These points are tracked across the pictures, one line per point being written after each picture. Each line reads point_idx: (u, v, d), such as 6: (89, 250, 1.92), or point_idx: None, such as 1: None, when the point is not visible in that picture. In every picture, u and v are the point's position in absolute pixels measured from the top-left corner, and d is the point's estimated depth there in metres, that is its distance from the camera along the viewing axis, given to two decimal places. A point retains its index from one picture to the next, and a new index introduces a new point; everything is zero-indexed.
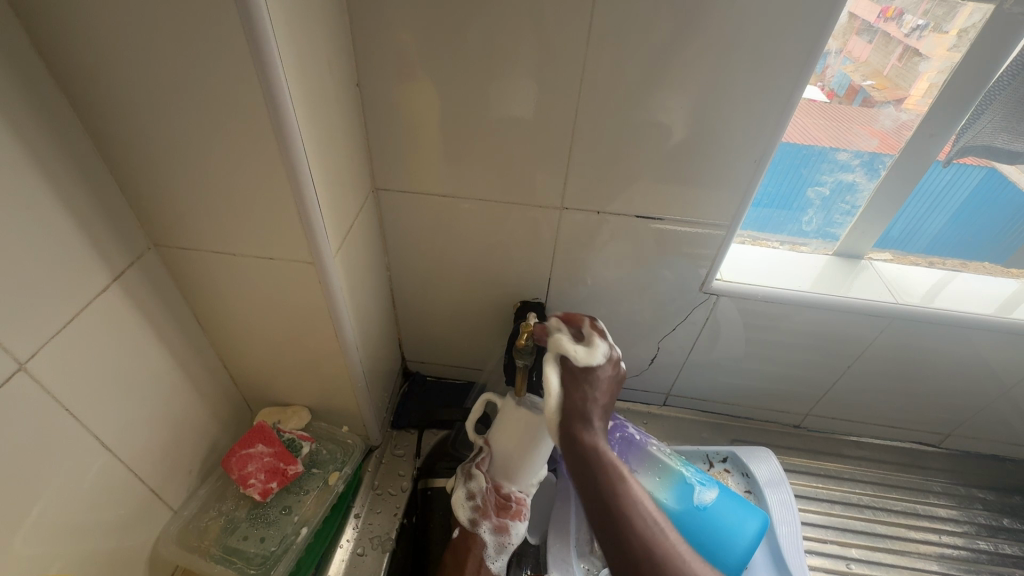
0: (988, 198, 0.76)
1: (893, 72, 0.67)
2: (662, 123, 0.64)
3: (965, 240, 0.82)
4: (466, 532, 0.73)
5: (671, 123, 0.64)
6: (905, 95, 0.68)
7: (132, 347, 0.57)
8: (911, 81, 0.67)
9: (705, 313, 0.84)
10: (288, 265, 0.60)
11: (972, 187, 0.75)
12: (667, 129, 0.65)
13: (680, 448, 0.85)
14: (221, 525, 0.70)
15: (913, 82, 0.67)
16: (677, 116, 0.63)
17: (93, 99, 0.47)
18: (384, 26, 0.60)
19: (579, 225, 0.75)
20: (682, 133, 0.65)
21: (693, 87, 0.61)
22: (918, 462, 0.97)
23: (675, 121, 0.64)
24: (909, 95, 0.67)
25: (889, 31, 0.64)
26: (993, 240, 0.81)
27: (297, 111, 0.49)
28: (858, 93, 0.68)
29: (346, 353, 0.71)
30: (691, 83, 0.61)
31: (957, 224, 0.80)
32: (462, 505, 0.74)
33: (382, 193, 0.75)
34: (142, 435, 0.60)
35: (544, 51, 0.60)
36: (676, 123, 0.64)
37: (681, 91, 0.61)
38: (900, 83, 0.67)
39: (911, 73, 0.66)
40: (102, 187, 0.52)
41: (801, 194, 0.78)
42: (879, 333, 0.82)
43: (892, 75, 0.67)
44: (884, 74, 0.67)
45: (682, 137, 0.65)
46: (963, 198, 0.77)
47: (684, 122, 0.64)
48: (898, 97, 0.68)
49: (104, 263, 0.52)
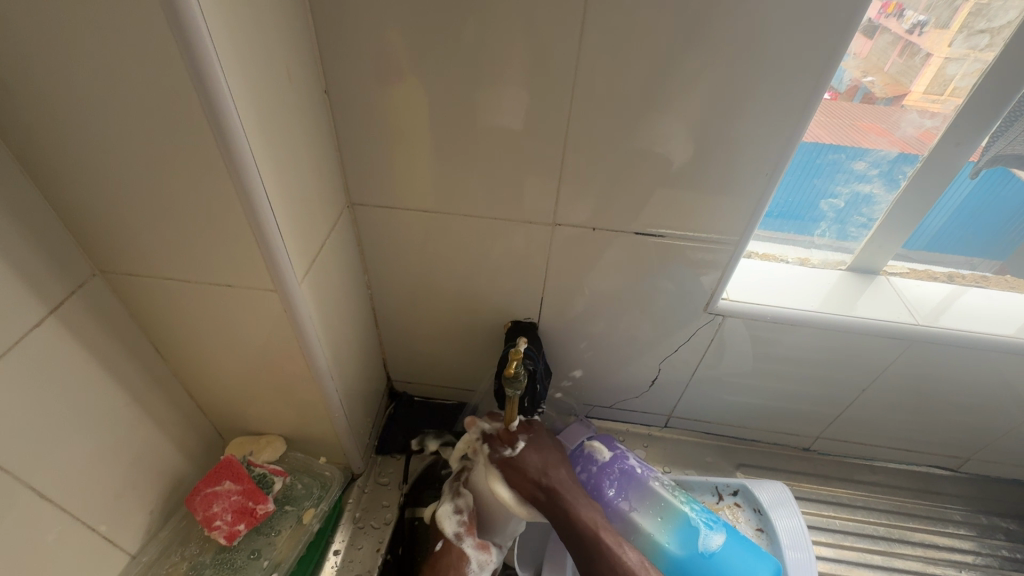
0: (992, 197, 0.70)
1: (893, 68, 0.62)
2: (659, 153, 0.60)
3: (965, 237, 0.76)
4: (448, 544, 0.72)
5: (670, 154, 0.60)
6: (906, 92, 0.63)
7: (76, 386, 0.52)
8: (912, 76, 0.62)
9: (709, 334, 0.79)
10: (250, 293, 0.55)
11: (972, 187, 0.70)
12: (667, 159, 0.61)
13: (686, 479, 0.82)
14: (185, 570, 0.66)
15: (914, 78, 0.62)
16: (677, 146, 0.60)
17: (15, 114, 0.42)
18: (352, 28, 0.54)
19: (573, 243, 0.70)
20: (684, 161, 0.61)
21: (693, 114, 0.57)
22: (934, 488, 0.92)
23: (674, 151, 0.60)
24: (909, 92, 0.63)
25: (890, 27, 0.59)
26: (994, 238, 0.75)
27: (246, 124, 0.43)
28: (857, 91, 0.63)
29: (321, 383, 0.66)
30: (691, 109, 0.56)
31: (958, 223, 0.74)
32: (448, 518, 0.74)
33: (359, 208, 0.70)
34: (92, 480, 0.55)
35: (529, 56, 0.54)
36: (676, 153, 0.60)
37: (682, 117, 0.57)
38: (900, 79, 0.63)
39: (913, 70, 0.62)
40: (33, 211, 0.46)
41: (814, 206, 0.73)
42: (902, 354, 0.76)
43: (892, 72, 0.62)
44: (884, 71, 0.62)
45: (683, 166, 0.61)
46: (963, 198, 0.71)
47: (686, 151, 0.60)
48: (897, 93, 0.63)
49: (39, 297, 0.47)
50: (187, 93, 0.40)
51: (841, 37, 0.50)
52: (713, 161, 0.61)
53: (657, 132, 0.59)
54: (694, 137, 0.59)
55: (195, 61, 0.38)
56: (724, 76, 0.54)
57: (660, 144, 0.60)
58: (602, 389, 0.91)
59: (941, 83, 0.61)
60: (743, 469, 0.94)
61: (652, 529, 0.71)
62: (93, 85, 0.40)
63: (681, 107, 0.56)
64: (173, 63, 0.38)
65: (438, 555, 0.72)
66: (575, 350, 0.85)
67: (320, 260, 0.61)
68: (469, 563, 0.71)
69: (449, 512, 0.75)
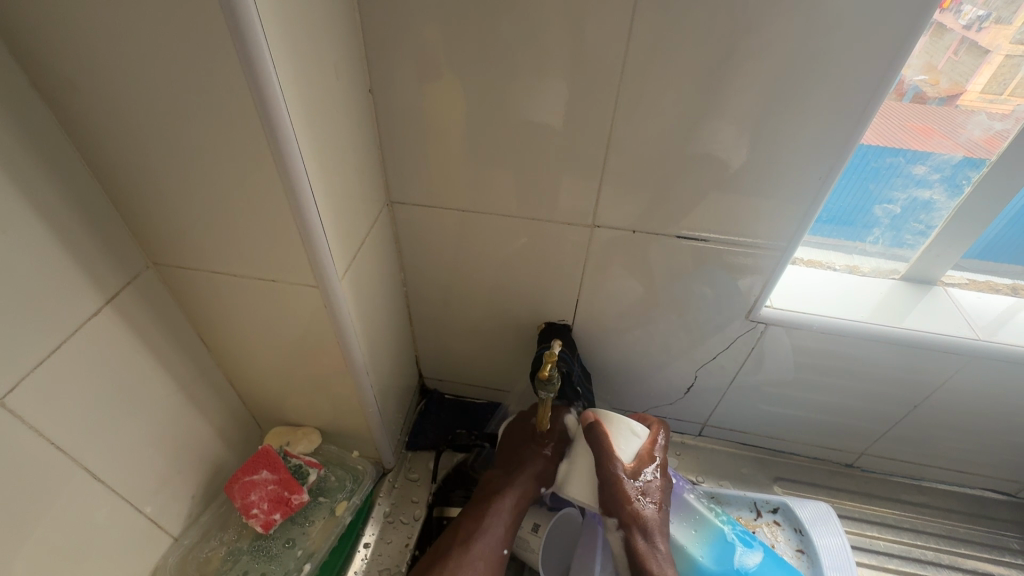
0: None
1: (948, 66, 0.58)
2: (721, 158, 0.59)
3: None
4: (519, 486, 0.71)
5: (731, 158, 0.58)
6: (962, 91, 0.59)
7: (129, 371, 0.54)
8: (969, 74, 0.58)
9: (750, 342, 0.77)
10: (293, 288, 0.56)
11: None
12: (727, 164, 0.59)
13: (724, 492, 0.81)
14: (222, 556, 0.68)
15: (971, 76, 0.58)
16: (737, 151, 0.58)
17: (82, 112, 0.44)
18: (398, 27, 0.54)
19: (611, 244, 0.69)
20: (743, 167, 0.59)
21: (752, 119, 0.55)
22: (988, 512, 0.87)
23: (734, 156, 0.58)
24: (965, 92, 0.59)
25: (948, 23, 0.54)
26: None
27: (295, 123, 0.44)
28: (908, 91, 0.59)
29: (357, 378, 0.67)
30: (754, 112, 0.54)
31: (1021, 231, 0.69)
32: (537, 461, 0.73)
33: (398, 207, 0.71)
34: (141, 462, 0.58)
35: (574, 52, 0.53)
36: (737, 157, 0.58)
37: (742, 123, 0.55)
38: (957, 79, 0.59)
39: (972, 67, 0.58)
40: (92, 204, 0.48)
41: (867, 211, 0.69)
42: (962, 368, 0.72)
43: (948, 71, 0.58)
44: (938, 69, 0.58)
45: (741, 172, 0.59)
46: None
47: (745, 156, 0.58)
48: (953, 94, 0.59)
49: (94, 287, 0.49)
50: (240, 92, 0.41)
51: (911, 29, 0.47)
52: (771, 168, 0.58)
53: (704, 133, 0.57)
54: (756, 142, 0.57)
55: (249, 60, 0.39)
56: (773, 82, 0.52)
57: (704, 143, 0.58)
58: (635, 394, 0.89)
59: (1000, 81, 0.58)
60: (781, 482, 0.90)
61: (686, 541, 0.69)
62: (152, 84, 0.41)
63: (740, 111, 0.55)
64: (228, 63, 0.39)
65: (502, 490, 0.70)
66: (608, 353, 0.83)
67: (359, 257, 0.62)
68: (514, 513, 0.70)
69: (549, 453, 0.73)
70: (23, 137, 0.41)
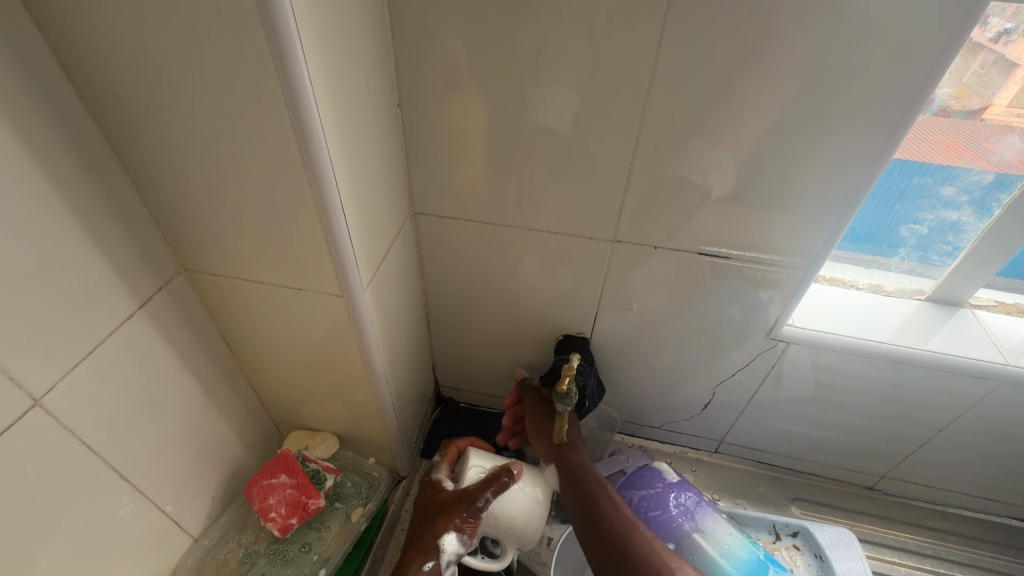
0: None
1: (973, 80, 0.56)
2: (710, 182, 0.60)
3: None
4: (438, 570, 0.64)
5: (710, 184, 0.60)
6: (989, 104, 0.57)
7: (157, 373, 0.55)
8: (996, 87, 0.56)
9: (771, 360, 0.76)
10: (319, 296, 0.57)
11: None
12: (716, 187, 0.60)
13: (742, 514, 0.78)
14: (240, 558, 0.69)
15: (997, 90, 0.56)
16: (728, 175, 0.59)
17: (126, 123, 0.45)
18: (428, 45, 0.56)
19: (632, 259, 0.69)
20: (726, 193, 0.60)
21: (741, 145, 0.56)
22: (1014, 542, 0.85)
23: (714, 184, 0.60)
24: (992, 106, 0.57)
25: (973, 36, 0.53)
26: None
27: (328, 137, 0.46)
28: (930, 104, 0.57)
29: (376, 385, 0.68)
30: (747, 138, 0.56)
31: None
32: (451, 544, 0.65)
33: (421, 218, 0.72)
34: (164, 463, 0.59)
35: (599, 69, 0.54)
36: (717, 183, 0.60)
37: (728, 150, 0.57)
38: (983, 91, 0.56)
39: (998, 80, 0.56)
40: (129, 211, 0.50)
41: (893, 230, 0.68)
42: (989, 393, 0.70)
43: (972, 84, 0.56)
44: (962, 82, 0.56)
45: (723, 198, 0.61)
46: None
47: (726, 181, 0.59)
48: (979, 107, 0.57)
49: (128, 293, 0.51)
50: (277, 107, 0.42)
51: (940, 54, 0.47)
52: (760, 193, 0.60)
53: (727, 151, 0.57)
54: (738, 170, 0.58)
55: (287, 76, 0.40)
56: (798, 103, 0.52)
57: (727, 162, 0.58)
58: (652, 409, 0.89)
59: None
60: (798, 503, 0.89)
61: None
62: (194, 98, 0.43)
63: (746, 134, 0.55)
64: (267, 79, 0.40)
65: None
66: (625, 366, 0.83)
67: (383, 267, 0.63)
68: None
69: (459, 535, 0.65)
70: (67, 147, 0.43)
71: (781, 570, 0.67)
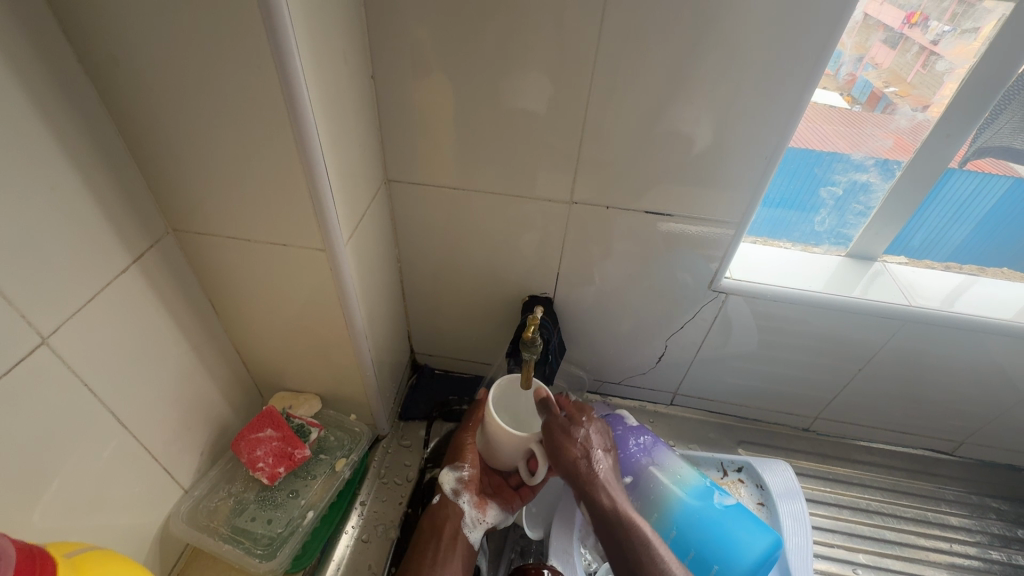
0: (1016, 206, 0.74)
1: (918, 79, 0.67)
2: (670, 146, 0.67)
3: (985, 251, 0.81)
4: (446, 500, 0.76)
5: (678, 147, 0.67)
6: (930, 102, 0.67)
7: (148, 328, 0.59)
8: (935, 88, 0.66)
9: (714, 311, 0.84)
10: (301, 252, 0.61)
11: (999, 196, 0.74)
12: (667, 154, 0.67)
13: (694, 454, 0.87)
14: (230, 506, 0.72)
15: (938, 90, 0.66)
16: (673, 143, 0.66)
17: (120, 84, 0.49)
18: (399, 21, 0.61)
19: (589, 220, 0.76)
20: (692, 154, 0.67)
21: (699, 108, 0.63)
22: (930, 469, 0.96)
23: (681, 148, 0.67)
24: (934, 104, 0.67)
25: (913, 38, 0.65)
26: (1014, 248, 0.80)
27: (311, 99, 0.50)
28: (880, 100, 0.69)
29: (356, 343, 0.72)
30: (699, 104, 0.62)
31: (981, 233, 0.79)
32: (449, 478, 0.77)
33: (394, 185, 0.77)
34: (156, 413, 0.62)
35: (556, 43, 0.60)
36: (686, 145, 0.66)
37: (681, 118, 0.64)
38: (924, 91, 0.67)
39: (936, 81, 0.66)
40: (121, 169, 0.53)
41: (814, 193, 0.78)
42: (897, 333, 0.80)
43: (918, 83, 0.67)
44: (908, 82, 0.67)
45: (677, 163, 0.68)
46: (988, 207, 0.75)
47: (704, 138, 0.65)
48: (922, 104, 0.67)
49: (123, 247, 0.55)
50: (266, 70, 0.46)
51: (832, 31, 0.55)
52: (699, 155, 0.67)
53: (669, 118, 0.64)
54: (700, 134, 0.65)
55: (276, 41, 0.45)
56: (726, 74, 0.60)
57: (673, 126, 0.65)
58: (613, 366, 0.96)
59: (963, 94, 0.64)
60: (744, 445, 0.98)
61: (661, 504, 0.74)
62: (186, 59, 0.47)
63: (683, 104, 0.63)
64: (256, 43, 0.45)
65: (434, 510, 0.75)
66: (587, 326, 0.90)
67: (360, 228, 0.68)
68: (465, 519, 0.75)
69: (454, 469, 0.78)
70: (65, 107, 0.46)
71: (724, 493, 0.75)
